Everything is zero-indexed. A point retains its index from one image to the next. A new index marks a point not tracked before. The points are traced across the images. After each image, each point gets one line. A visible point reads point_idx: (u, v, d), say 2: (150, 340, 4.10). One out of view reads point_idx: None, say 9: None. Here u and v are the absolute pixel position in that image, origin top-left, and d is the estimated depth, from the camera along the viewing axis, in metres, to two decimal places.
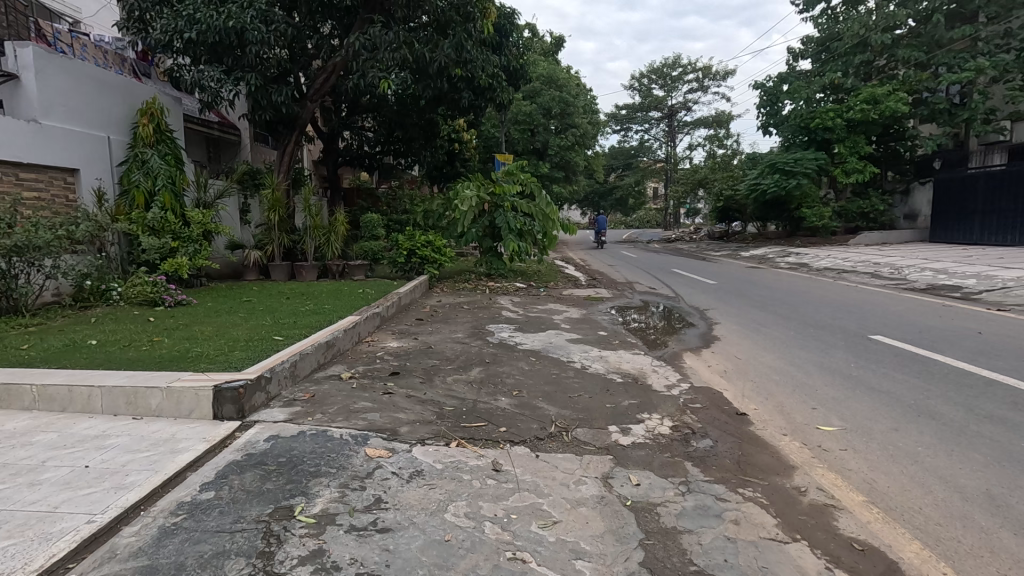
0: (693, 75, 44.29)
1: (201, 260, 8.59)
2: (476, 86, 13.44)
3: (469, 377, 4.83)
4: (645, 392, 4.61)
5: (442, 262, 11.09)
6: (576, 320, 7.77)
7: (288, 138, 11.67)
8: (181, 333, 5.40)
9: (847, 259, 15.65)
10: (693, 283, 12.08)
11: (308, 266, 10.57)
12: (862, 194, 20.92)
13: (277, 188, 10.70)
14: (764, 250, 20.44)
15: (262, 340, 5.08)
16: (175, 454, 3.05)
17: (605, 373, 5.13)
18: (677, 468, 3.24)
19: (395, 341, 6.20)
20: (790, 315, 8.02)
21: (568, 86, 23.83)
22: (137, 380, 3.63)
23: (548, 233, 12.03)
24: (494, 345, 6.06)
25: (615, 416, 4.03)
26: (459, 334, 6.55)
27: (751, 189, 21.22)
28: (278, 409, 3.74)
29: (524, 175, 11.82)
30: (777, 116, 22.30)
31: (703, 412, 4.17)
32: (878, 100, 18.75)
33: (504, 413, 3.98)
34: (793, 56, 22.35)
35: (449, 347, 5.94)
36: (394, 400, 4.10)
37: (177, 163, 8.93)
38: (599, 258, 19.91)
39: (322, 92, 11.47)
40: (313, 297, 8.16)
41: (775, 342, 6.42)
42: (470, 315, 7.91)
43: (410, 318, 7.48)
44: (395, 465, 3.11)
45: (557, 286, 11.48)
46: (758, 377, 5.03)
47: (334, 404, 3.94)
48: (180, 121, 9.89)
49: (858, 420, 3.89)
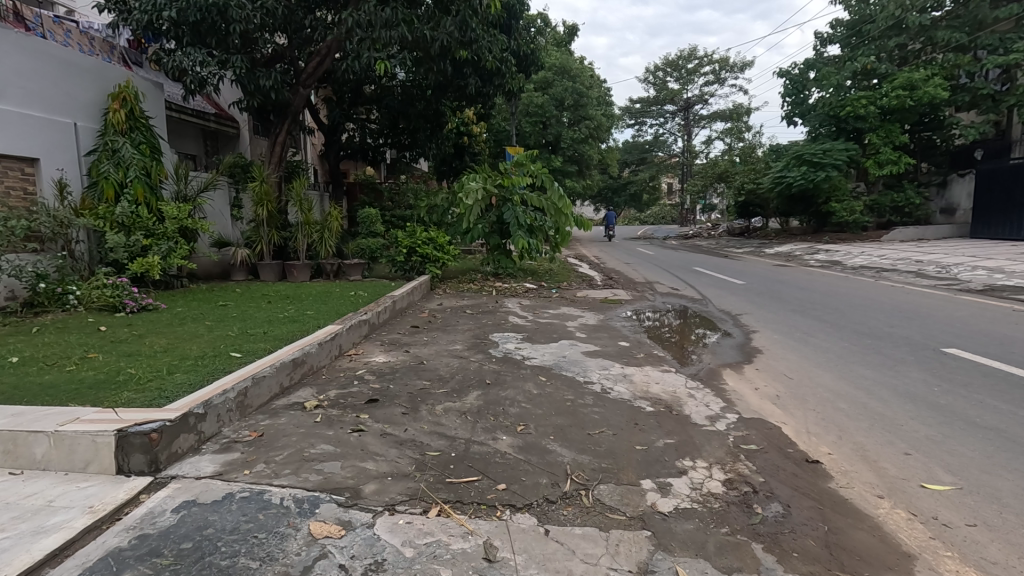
0: (710, 67, 42.98)
1: (175, 260, 7.79)
2: (483, 72, 12.57)
3: (463, 406, 3.92)
4: (684, 429, 3.67)
5: (445, 260, 10.18)
6: (592, 327, 6.83)
7: (280, 126, 10.82)
8: (124, 347, 4.54)
9: (885, 256, 14.51)
10: (719, 283, 11.10)
11: (300, 265, 9.74)
12: (896, 187, 19.65)
13: (266, 180, 9.86)
14: (790, 246, 19.32)
15: (216, 358, 4.21)
16: (37, 534, 2.16)
17: (630, 400, 4.19)
18: (743, 555, 2.31)
19: (383, 354, 5.31)
20: (836, 321, 7.03)
21: (581, 77, 22.89)
22: (21, 421, 2.80)
23: (561, 229, 11.14)
24: (496, 361, 5.14)
25: (649, 465, 3.10)
26: (457, 346, 5.65)
27: (775, 182, 20.07)
28: (207, 458, 2.88)
29: (536, 166, 10.90)
30: (803, 106, 21.08)
31: (762, 458, 3.23)
32: (915, 86, 17.57)
33: (504, 461, 3.07)
34: (821, 42, 21.14)
35: (443, 363, 5.03)
36: (364, 442, 3.20)
37: (152, 153, 8.14)
38: (615, 255, 18.95)
39: (315, 76, 10.64)
40: (297, 301, 7.30)
41: (829, 356, 5.42)
42: (472, 322, 6.99)
43: (404, 326, 6.59)
44: (346, 554, 2.20)
45: (571, 287, 10.54)
46: (821, 404, 4.07)
47: (283, 448, 3.06)
48: (160, 107, 9.07)
49: (976, 475, 2.93)
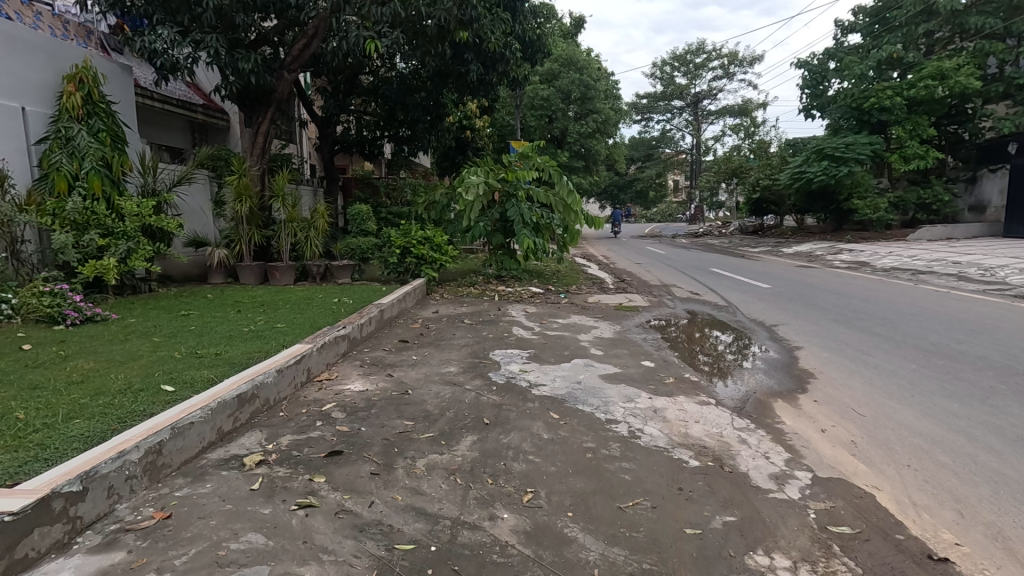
0: (718, 62, 41.92)
1: (136, 262, 6.87)
2: (486, 57, 11.68)
3: (453, 460, 3.02)
4: (744, 498, 2.75)
5: (443, 262, 9.21)
6: (609, 342, 5.92)
7: (262, 114, 9.85)
8: (33, 377, 3.63)
9: (918, 257, 13.54)
10: (744, 287, 10.17)
11: (282, 267, 8.85)
12: (921, 183, 18.60)
13: (245, 173, 8.97)
14: (809, 246, 18.28)
15: (139, 394, 3.29)
16: None
17: (667, 451, 3.28)
18: None
19: (361, 380, 4.42)
20: (890, 335, 6.10)
21: (589, 69, 21.97)
22: None
23: (570, 228, 10.23)
24: (497, 390, 4.23)
25: (709, 567, 2.19)
26: (450, 369, 4.72)
27: (794, 178, 19.03)
28: (71, 565, 2.00)
29: (543, 158, 9.95)
30: (822, 98, 20.07)
31: (866, 551, 2.32)
32: (946, 75, 16.57)
33: (505, 562, 2.17)
34: (842, 31, 20.09)
35: (432, 393, 4.13)
36: (312, 529, 2.30)
37: (113, 142, 7.27)
38: (625, 254, 17.99)
39: (301, 60, 9.68)
40: (272, 309, 6.41)
41: (900, 383, 4.49)
42: (470, 335, 6.07)
43: (391, 340, 5.70)
44: None
45: (580, 291, 9.62)
46: (917, 457, 3.15)
47: (192, 541, 2.17)
48: (126, 92, 8.19)
49: None
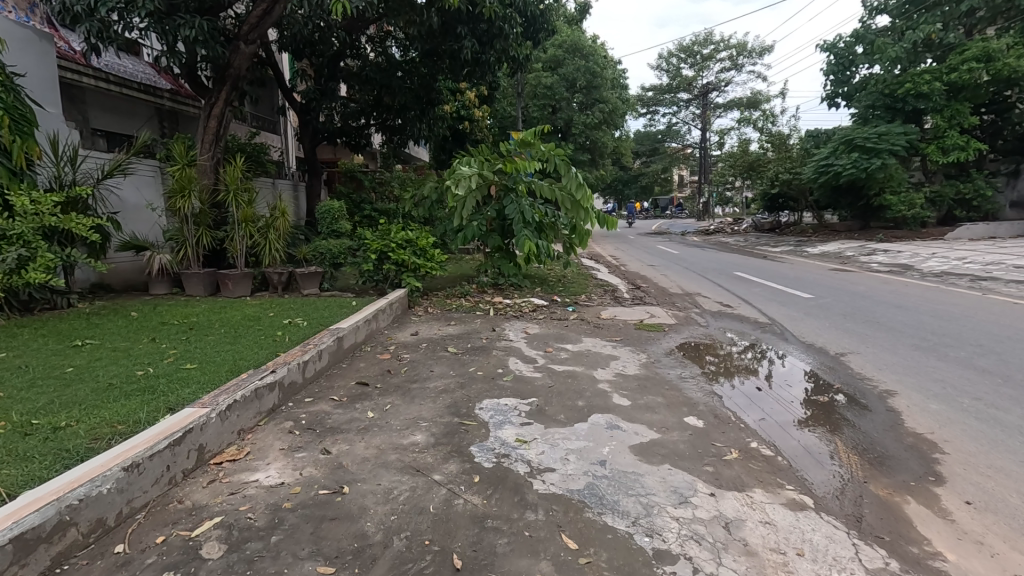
0: (726, 52, 40.28)
1: (33, 274, 5.43)
2: (482, 31, 10.17)
3: None
4: None
5: (428, 269, 7.70)
6: (637, 383, 4.46)
7: (216, 93, 8.29)
8: None
9: (970, 259, 12.04)
10: (785, 297, 8.67)
11: (235, 276, 7.40)
12: (959, 177, 17.05)
13: (189, 162, 7.48)
14: (837, 245, 16.76)
15: None
16: None
17: None
18: None
19: (277, 463, 2.97)
20: (1006, 373, 4.63)
21: (595, 55, 20.47)
22: None
23: (578, 228, 8.75)
24: (483, 482, 2.80)
25: None
26: (415, 440, 3.26)
27: (820, 171, 17.51)
28: None
29: (548, 147, 8.48)
30: (847, 85, 18.59)
31: None
32: (991, 57, 14.98)
33: None
34: (869, 12, 18.53)
35: (381, 492, 2.68)
36: None
37: (14, 122, 5.54)
38: (636, 255, 16.48)
39: (259, 28, 8.07)
40: (198, 336, 4.93)
41: None
42: (452, 373, 4.62)
43: (345, 384, 4.25)
44: None
45: (591, 302, 8.17)
46: None
47: None
48: (40, 63, 6.73)
49: None
